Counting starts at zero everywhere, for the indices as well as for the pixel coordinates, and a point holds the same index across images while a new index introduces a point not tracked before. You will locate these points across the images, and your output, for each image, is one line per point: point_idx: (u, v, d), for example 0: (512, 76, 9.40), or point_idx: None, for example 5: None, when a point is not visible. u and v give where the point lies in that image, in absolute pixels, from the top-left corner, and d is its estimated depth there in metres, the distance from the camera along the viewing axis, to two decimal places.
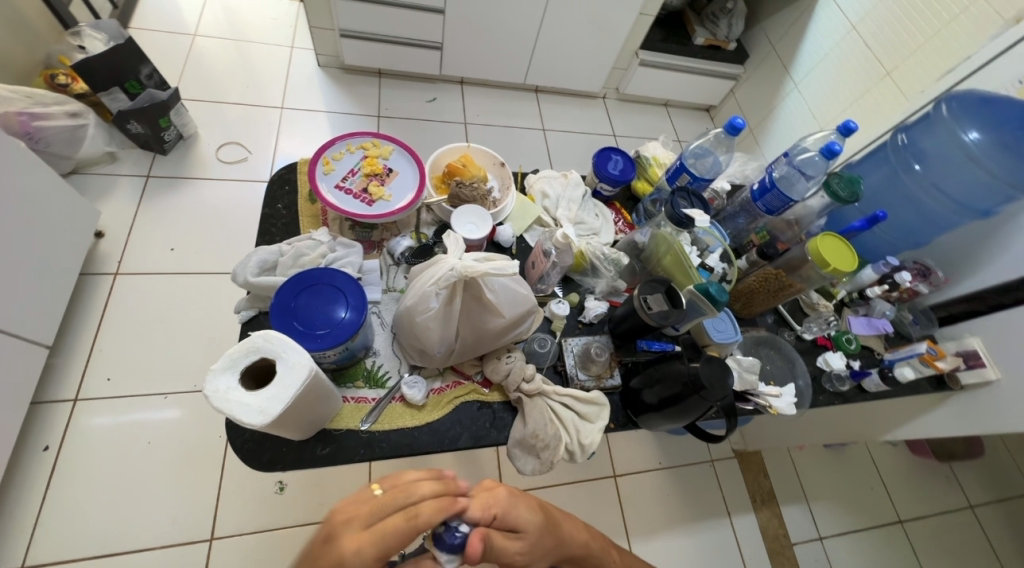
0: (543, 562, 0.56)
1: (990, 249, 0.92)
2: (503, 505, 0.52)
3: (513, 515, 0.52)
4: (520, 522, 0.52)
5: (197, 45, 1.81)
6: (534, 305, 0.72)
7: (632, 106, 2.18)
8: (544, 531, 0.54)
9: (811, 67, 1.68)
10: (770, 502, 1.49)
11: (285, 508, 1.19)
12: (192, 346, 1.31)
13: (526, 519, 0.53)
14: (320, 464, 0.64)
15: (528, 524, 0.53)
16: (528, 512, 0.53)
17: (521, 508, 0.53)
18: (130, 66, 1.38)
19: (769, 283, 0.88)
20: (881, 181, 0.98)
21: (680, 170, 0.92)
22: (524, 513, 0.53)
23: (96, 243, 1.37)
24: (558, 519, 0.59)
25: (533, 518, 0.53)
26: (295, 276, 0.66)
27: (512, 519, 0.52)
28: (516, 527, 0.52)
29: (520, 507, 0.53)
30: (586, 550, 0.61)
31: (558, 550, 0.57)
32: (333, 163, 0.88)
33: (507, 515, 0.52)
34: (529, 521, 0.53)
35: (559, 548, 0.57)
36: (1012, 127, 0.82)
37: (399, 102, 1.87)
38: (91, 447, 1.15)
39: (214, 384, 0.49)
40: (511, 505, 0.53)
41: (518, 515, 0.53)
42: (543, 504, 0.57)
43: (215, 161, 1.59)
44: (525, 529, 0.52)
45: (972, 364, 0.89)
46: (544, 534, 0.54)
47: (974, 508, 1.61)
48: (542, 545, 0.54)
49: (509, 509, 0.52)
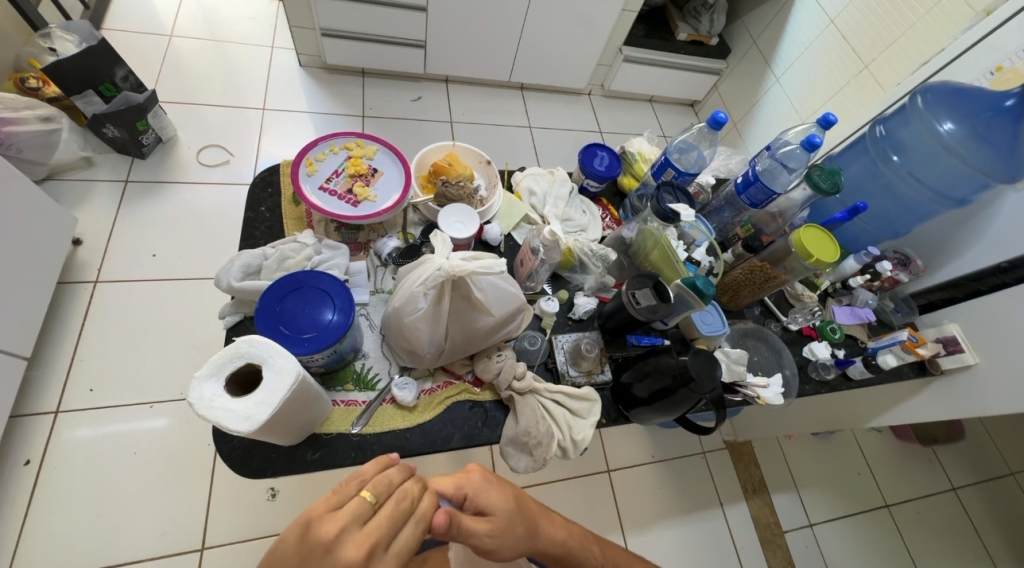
0: (512, 553, 0.55)
1: (967, 237, 0.94)
2: (475, 487, 0.53)
3: (483, 497, 0.53)
4: (491, 505, 0.53)
5: (174, 45, 1.77)
6: (523, 303, 0.72)
7: (618, 102, 2.19)
8: (514, 518, 0.54)
9: (792, 61, 1.70)
10: (761, 491, 1.51)
11: (278, 515, 1.18)
12: (177, 354, 1.28)
13: (497, 503, 0.53)
14: (310, 469, 0.63)
15: (497, 508, 0.53)
16: (498, 495, 0.54)
17: (492, 492, 0.54)
18: (103, 68, 1.34)
19: (754, 275, 0.90)
20: (862, 172, 1.00)
21: (665, 165, 0.92)
22: (495, 497, 0.54)
23: (73, 251, 1.34)
24: (535, 513, 0.59)
25: (505, 502, 0.54)
26: (280, 280, 0.65)
27: (483, 500, 0.53)
28: (484, 510, 0.53)
29: (491, 491, 0.54)
30: (563, 548, 0.61)
31: (530, 542, 0.56)
32: (316, 164, 0.87)
33: (477, 497, 0.53)
34: (500, 504, 0.53)
35: (531, 540, 0.56)
36: (984, 116, 0.83)
37: (384, 101, 1.85)
38: (73, 460, 1.12)
39: (199, 391, 0.48)
40: (484, 487, 0.54)
41: (489, 497, 0.53)
42: (519, 493, 0.57)
43: (196, 164, 1.56)
44: (494, 512, 0.53)
45: (951, 350, 0.92)
46: (516, 519, 0.54)
47: (956, 489, 1.66)
48: (513, 531, 0.53)
49: (479, 492, 0.53)
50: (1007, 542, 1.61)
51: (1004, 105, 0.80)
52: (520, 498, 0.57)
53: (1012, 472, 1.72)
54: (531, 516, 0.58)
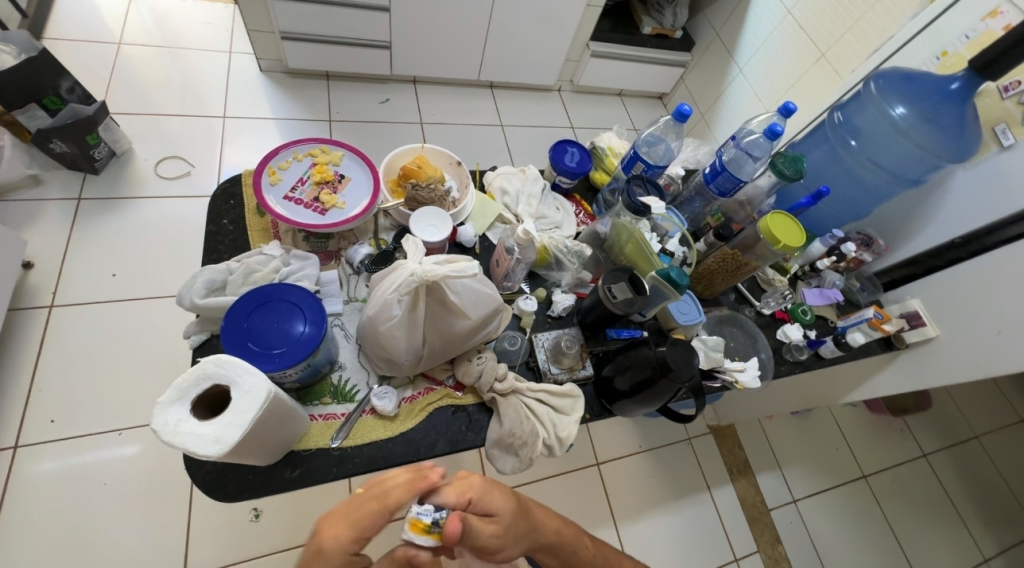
0: (517, 549, 0.54)
1: (923, 215, 0.99)
2: (477, 491, 0.52)
3: (486, 500, 0.52)
4: (494, 507, 0.52)
5: (123, 54, 1.69)
6: (501, 304, 0.71)
7: (587, 97, 2.21)
8: (518, 515, 0.53)
9: (753, 52, 1.75)
10: (746, 471, 1.55)
11: (263, 537, 1.14)
12: (145, 375, 1.23)
13: (500, 503, 0.52)
14: (290, 488, 0.62)
15: (501, 509, 0.52)
16: (501, 497, 0.53)
17: (496, 494, 0.52)
18: (46, 80, 1.27)
19: (727, 264, 0.91)
20: (823, 157, 1.03)
21: (634, 159, 0.93)
22: (498, 498, 0.52)
23: (24, 275, 1.26)
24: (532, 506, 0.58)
25: (507, 502, 0.53)
26: (247, 294, 0.62)
27: (486, 504, 0.52)
28: (489, 511, 0.52)
29: (494, 493, 0.52)
30: (558, 538, 0.60)
31: (532, 536, 0.56)
32: (279, 173, 0.84)
33: (481, 501, 0.51)
34: (504, 506, 0.52)
35: (533, 534, 0.56)
36: (933, 99, 0.85)
37: (351, 105, 1.81)
38: (38, 495, 1.06)
39: (163, 417, 0.46)
40: (485, 491, 0.52)
41: (493, 499, 0.52)
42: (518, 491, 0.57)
43: (155, 178, 1.49)
44: (498, 512, 0.52)
45: (914, 324, 0.96)
46: (519, 518, 0.53)
47: (927, 456, 1.74)
48: (516, 528, 0.53)
49: (483, 496, 0.52)
50: (975, 501, 1.70)
51: (950, 88, 0.83)
52: (520, 496, 0.56)
53: (976, 435, 1.82)
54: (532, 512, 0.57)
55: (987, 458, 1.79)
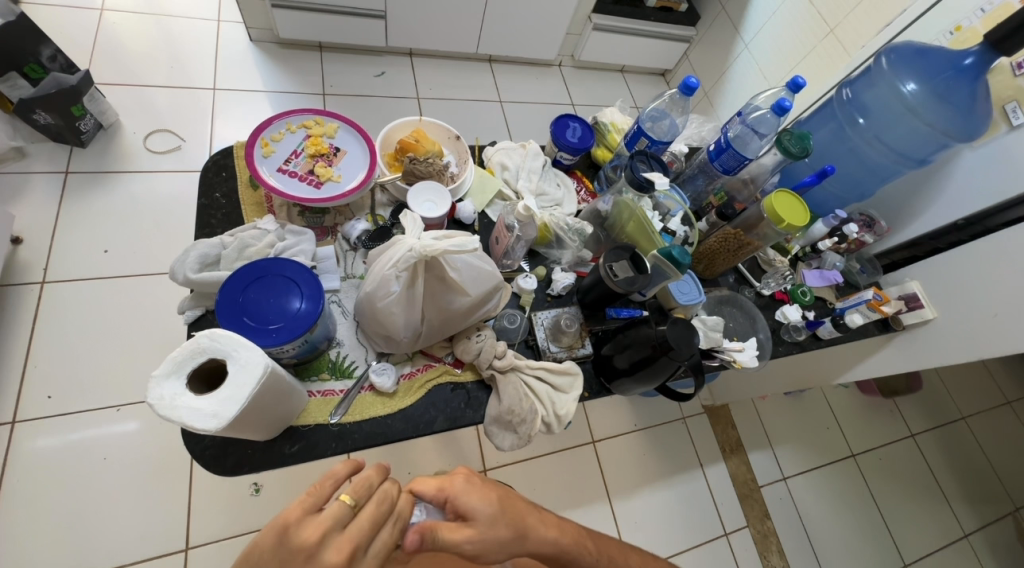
0: (501, 557, 0.52)
1: (927, 196, 0.97)
2: (456, 491, 0.51)
3: (463, 500, 0.51)
4: (470, 509, 0.51)
5: (106, 21, 1.62)
6: (501, 281, 0.70)
7: (589, 73, 2.15)
8: (497, 520, 0.51)
9: (760, 27, 1.70)
10: (738, 450, 1.58)
11: (263, 510, 1.16)
12: (141, 353, 1.22)
13: (477, 505, 0.51)
14: (289, 463, 0.62)
15: (478, 512, 0.50)
16: (480, 498, 0.51)
17: (472, 495, 0.51)
18: (25, 47, 1.21)
19: (728, 243, 0.90)
20: (830, 136, 1.01)
21: (638, 135, 0.91)
22: (475, 499, 0.51)
23: (13, 250, 1.24)
24: (525, 513, 0.55)
25: (486, 505, 0.51)
26: (241, 269, 0.61)
27: (462, 504, 0.51)
28: (465, 514, 0.50)
29: (472, 494, 0.51)
30: (556, 548, 0.58)
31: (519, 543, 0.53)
32: (272, 145, 0.81)
33: (458, 500, 0.51)
34: (480, 509, 0.51)
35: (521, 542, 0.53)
36: (945, 75, 0.83)
37: (347, 78, 1.76)
38: (37, 470, 1.06)
39: (158, 391, 0.45)
40: (464, 490, 0.51)
41: (469, 500, 0.51)
42: (505, 494, 0.54)
43: (144, 152, 1.45)
44: (473, 517, 0.50)
45: (912, 306, 0.96)
46: (497, 521, 0.51)
47: (914, 436, 1.78)
48: (494, 534, 0.51)
49: (459, 496, 0.51)
50: (959, 480, 1.74)
51: (963, 64, 0.80)
52: (505, 499, 0.54)
53: (963, 417, 1.86)
54: (521, 519, 0.54)
55: (973, 438, 1.83)
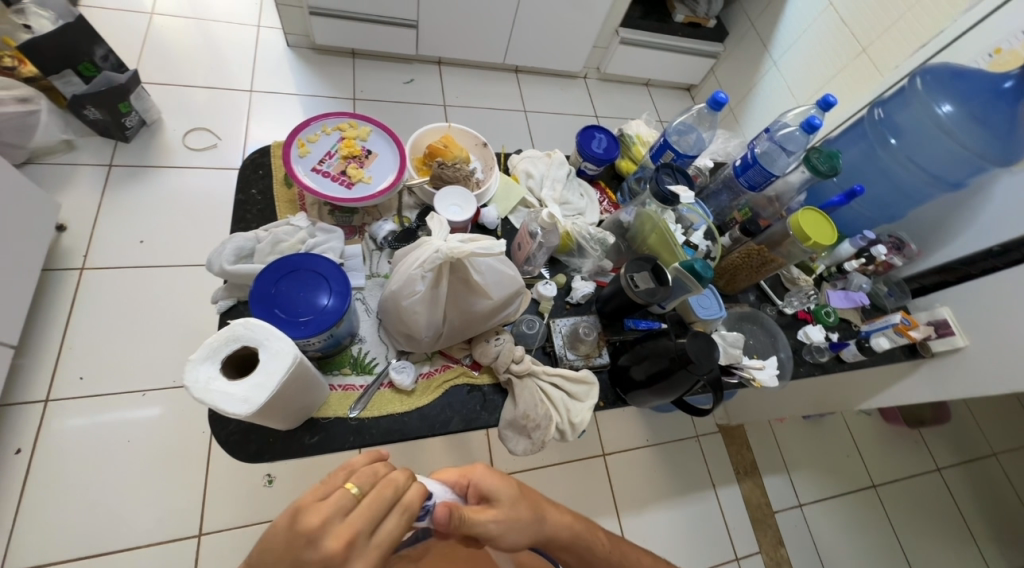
0: (524, 539, 0.54)
1: (961, 220, 0.95)
2: (478, 475, 0.53)
3: (485, 484, 0.53)
4: (494, 490, 0.53)
5: (154, 24, 1.71)
6: (523, 287, 0.71)
7: (613, 86, 2.16)
8: (519, 501, 0.54)
9: (790, 44, 1.68)
10: (753, 473, 1.54)
11: (274, 501, 1.17)
12: (168, 341, 1.26)
13: (500, 488, 0.53)
14: (309, 453, 0.63)
15: (501, 492, 0.53)
16: (501, 480, 0.54)
17: (494, 478, 0.53)
18: (82, 47, 1.29)
19: (751, 259, 0.89)
20: (859, 155, 1.00)
21: (664, 148, 0.91)
22: (496, 482, 0.53)
23: (57, 237, 1.30)
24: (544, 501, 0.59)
25: (508, 488, 0.54)
26: (275, 262, 0.63)
27: (485, 487, 0.53)
28: (489, 497, 0.53)
29: (493, 478, 0.53)
30: (571, 532, 0.61)
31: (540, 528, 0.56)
32: (308, 146, 0.85)
33: (480, 483, 0.53)
34: (502, 490, 0.53)
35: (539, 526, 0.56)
36: (981, 98, 0.82)
37: (377, 84, 1.81)
38: (64, 449, 1.10)
39: (195, 374, 0.47)
40: (485, 475, 0.53)
41: (492, 484, 0.53)
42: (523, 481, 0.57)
43: (182, 148, 1.52)
44: (497, 499, 0.52)
45: (942, 332, 0.93)
46: (519, 502, 0.54)
47: (940, 470, 1.71)
48: (518, 516, 0.53)
49: (483, 479, 0.53)
50: (987, 520, 1.66)
51: (1003, 87, 0.79)
52: (523, 485, 0.56)
53: (994, 453, 1.77)
54: (539, 504, 0.57)
55: (1004, 476, 1.74)
